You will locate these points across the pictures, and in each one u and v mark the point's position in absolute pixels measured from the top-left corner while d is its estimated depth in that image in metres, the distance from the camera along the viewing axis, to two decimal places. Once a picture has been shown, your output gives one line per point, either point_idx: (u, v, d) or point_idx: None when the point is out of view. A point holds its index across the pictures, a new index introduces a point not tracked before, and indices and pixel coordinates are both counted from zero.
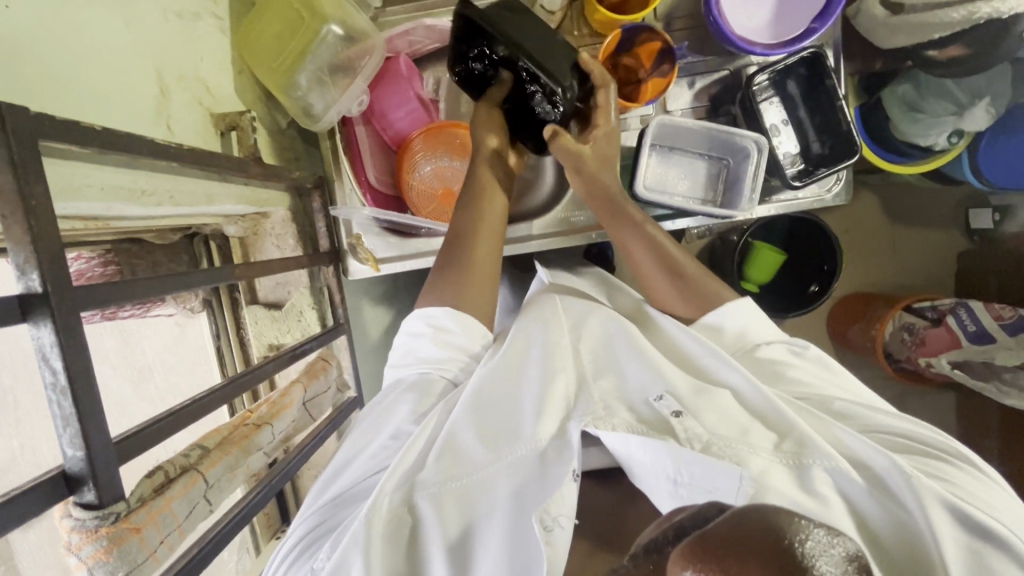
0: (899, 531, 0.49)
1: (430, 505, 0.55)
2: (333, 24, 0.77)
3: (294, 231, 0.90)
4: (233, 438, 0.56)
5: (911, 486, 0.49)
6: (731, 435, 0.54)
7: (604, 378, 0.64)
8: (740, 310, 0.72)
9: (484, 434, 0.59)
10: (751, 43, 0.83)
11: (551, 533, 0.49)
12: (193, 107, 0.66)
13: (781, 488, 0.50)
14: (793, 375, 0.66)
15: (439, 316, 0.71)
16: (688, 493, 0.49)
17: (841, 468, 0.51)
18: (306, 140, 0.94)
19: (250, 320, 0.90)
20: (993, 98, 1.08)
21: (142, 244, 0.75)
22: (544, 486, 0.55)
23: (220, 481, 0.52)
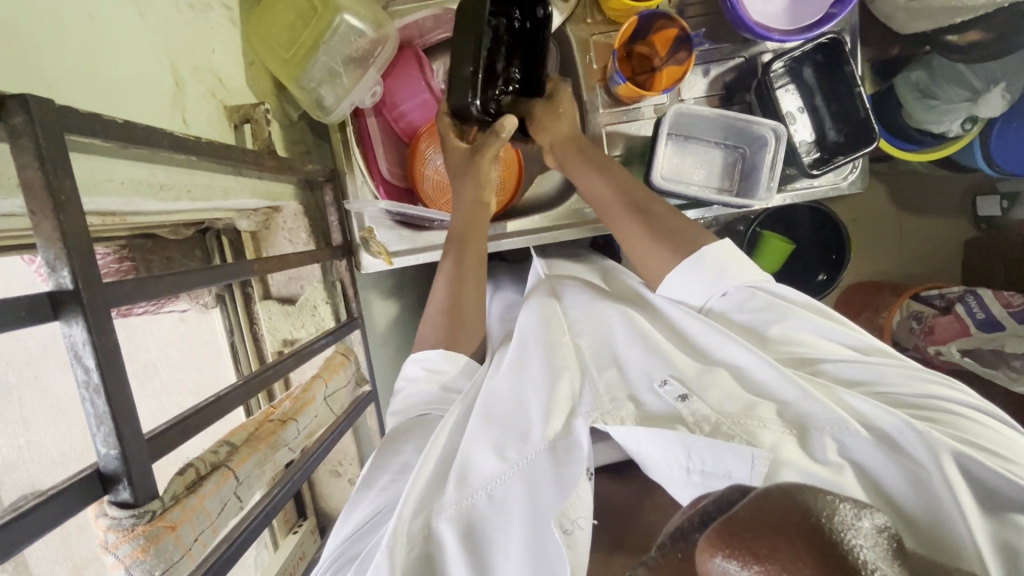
0: (914, 484, 0.51)
1: (449, 528, 0.55)
2: (346, 14, 0.75)
3: (306, 225, 0.89)
4: (260, 433, 0.56)
5: (919, 438, 0.53)
6: (739, 413, 0.58)
7: (608, 369, 0.66)
8: (715, 252, 0.74)
9: (494, 443, 0.59)
10: (768, 29, 0.82)
11: (572, 535, 0.51)
12: (207, 100, 0.65)
13: (795, 457, 0.53)
14: (778, 330, 0.69)
15: (434, 359, 0.74)
16: (702, 480, 0.52)
17: (848, 428, 0.55)
18: (316, 133, 0.93)
19: (264, 315, 0.89)
20: (1008, 84, 1.06)
21: (156, 239, 0.74)
22: (560, 487, 0.55)
23: (251, 476, 0.52)
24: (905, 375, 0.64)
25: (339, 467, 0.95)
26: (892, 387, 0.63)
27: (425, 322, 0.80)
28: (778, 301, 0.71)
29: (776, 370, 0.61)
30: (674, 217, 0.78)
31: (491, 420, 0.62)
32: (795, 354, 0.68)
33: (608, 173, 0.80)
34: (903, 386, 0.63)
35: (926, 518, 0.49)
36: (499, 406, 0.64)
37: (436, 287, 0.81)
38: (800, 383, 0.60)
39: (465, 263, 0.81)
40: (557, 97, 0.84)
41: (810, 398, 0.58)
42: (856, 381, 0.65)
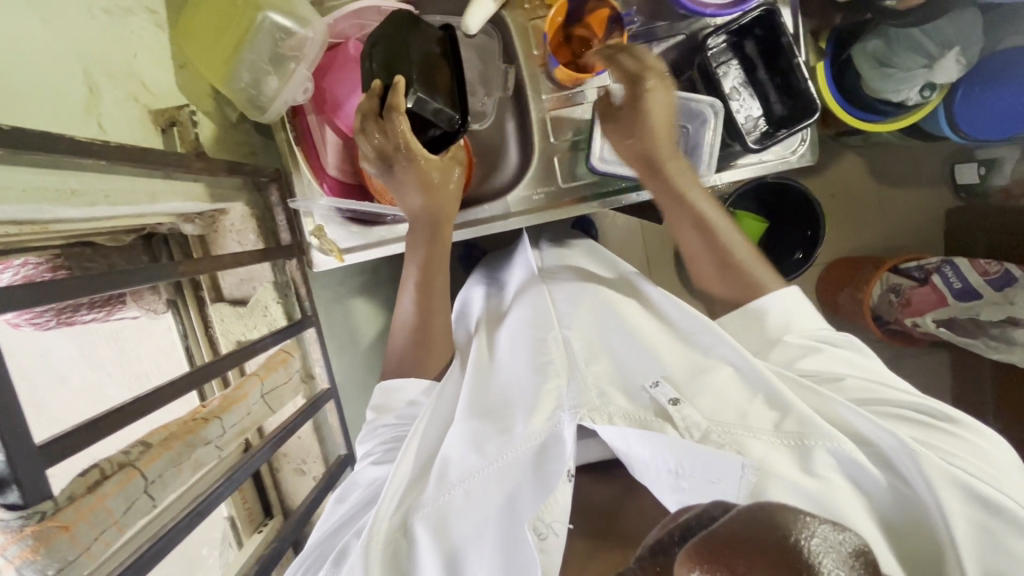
0: (901, 505, 0.56)
1: (426, 531, 0.61)
2: (269, 11, 0.74)
3: (254, 226, 0.89)
4: (178, 432, 0.56)
5: (916, 461, 0.55)
6: (730, 423, 0.61)
7: (597, 363, 0.69)
8: (780, 300, 0.77)
9: (472, 442, 0.65)
10: (702, 5, 0.84)
11: (546, 539, 0.55)
12: (128, 104, 0.65)
13: (781, 470, 0.57)
14: (807, 363, 0.71)
15: (399, 387, 0.80)
16: (690, 486, 0.55)
17: (842, 448, 0.58)
18: (262, 134, 0.93)
19: (216, 318, 0.90)
20: (961, 49, 1.08)
21: (96, 248, 0.75)
22: (541, 491, 0.59)
23: (162, 476, 0.52)
24: (913, 393, 0.66)
25: (303, 465, 0.96)
26: (899, 404, 0.64)
27: (393, 337, 0.85)
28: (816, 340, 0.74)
29: (765, 377, 0.65)
30: (747, 253, 0.82)
31: (476, 415, 0.68)
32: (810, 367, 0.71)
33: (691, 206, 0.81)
34: (911, 400, 0.64)
35: (910, 541, 0.55)
36: (489, 411, 0.69)
37: (403, 302, 0.85)
38: (785, 393, 0.63)
39: (433, 288, 0.84)
40: (644, 111, 0.79)
41: (803, 410, 0.61)
42: (857, 390, 0.67)
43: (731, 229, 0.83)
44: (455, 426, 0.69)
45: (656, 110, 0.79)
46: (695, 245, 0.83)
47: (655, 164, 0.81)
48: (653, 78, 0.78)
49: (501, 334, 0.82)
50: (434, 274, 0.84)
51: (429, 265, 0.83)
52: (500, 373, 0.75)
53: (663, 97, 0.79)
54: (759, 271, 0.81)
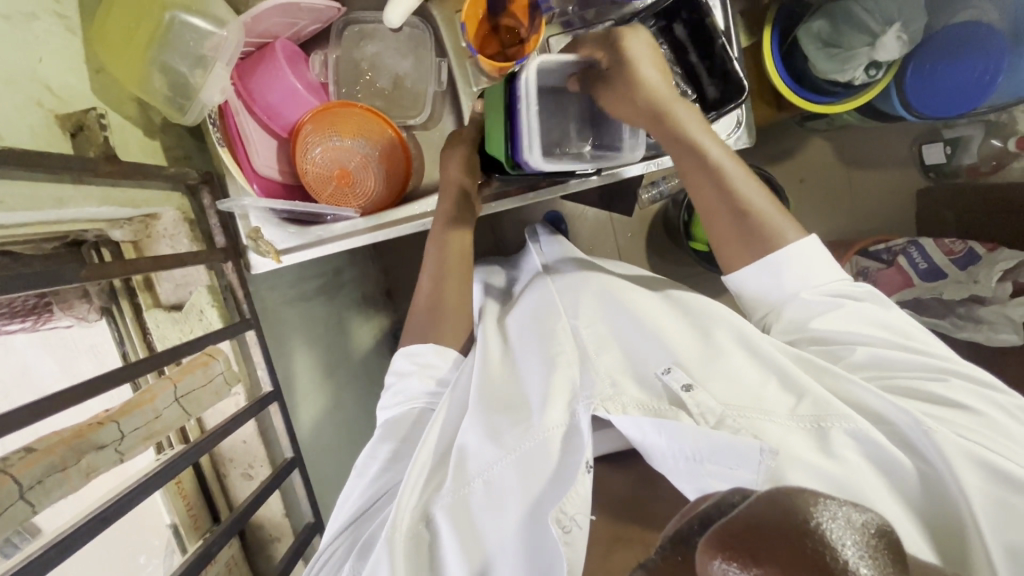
0: (923, 484, 0.55)
1: (444, 518, 0.62)
2: (179, 12, 0.77)
3: (187, 230, 0.87)
4: (66, 435, 0.56)
5: (931, 439, 0.55)
6: (746, 405, 0.60)
7: (606, 353, 0.70)
8: (797, 257, 0.71)
9: (487, 434, 0.66)
10: None
11: (570, 532, 0.55)
12: (30, 109, 0.64)
13: (799, 453, 0.55)
14: (817, 325, 0.70)
15: (423, 353, 0.80)
16: (706, 473, 0.54)
17: (860, 429, 0.57)
18: (196, 138, 0.92)
19: (152, 324, 0.89)
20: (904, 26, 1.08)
21: (14, 256, 0.74)
22: (561, 487, 0.60)
23: (42, 482, 0.52)
24: (926, 359, 0.64)
25: (250, 470, 0.95)
26: (912, 376, 0.63)
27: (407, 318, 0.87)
28: (833, 295, 0.71)
29: (778, 364, 0.65)
30: (757, 200, 0.74)
31: (488, 410, 0.68)
32: (818, 332, 0.70)
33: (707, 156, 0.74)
34: (919, 368, 0.64)
35: (943, 524, 0.53)
36: (505, 403, 0.70)
37: (420, 279, 0.87)
38: (798, 375, 0.63)
39: (446, 250, 0.86)
40: (634, 78, 0.73)
41: (819, 390, 0.60)
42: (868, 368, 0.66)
43: (741, 173, 0.75)
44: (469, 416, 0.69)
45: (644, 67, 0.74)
46: (710, 201, 0.75)
47: (663, 125, 0.74)
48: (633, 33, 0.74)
49: (517, 329, 0.83)
50: (445, 239, 0.87)
51: (441, 234, 0.87)
52: (515, 364, 0.77)
53: (644, 51, 0.75)
54: (779, 225, 0.73)
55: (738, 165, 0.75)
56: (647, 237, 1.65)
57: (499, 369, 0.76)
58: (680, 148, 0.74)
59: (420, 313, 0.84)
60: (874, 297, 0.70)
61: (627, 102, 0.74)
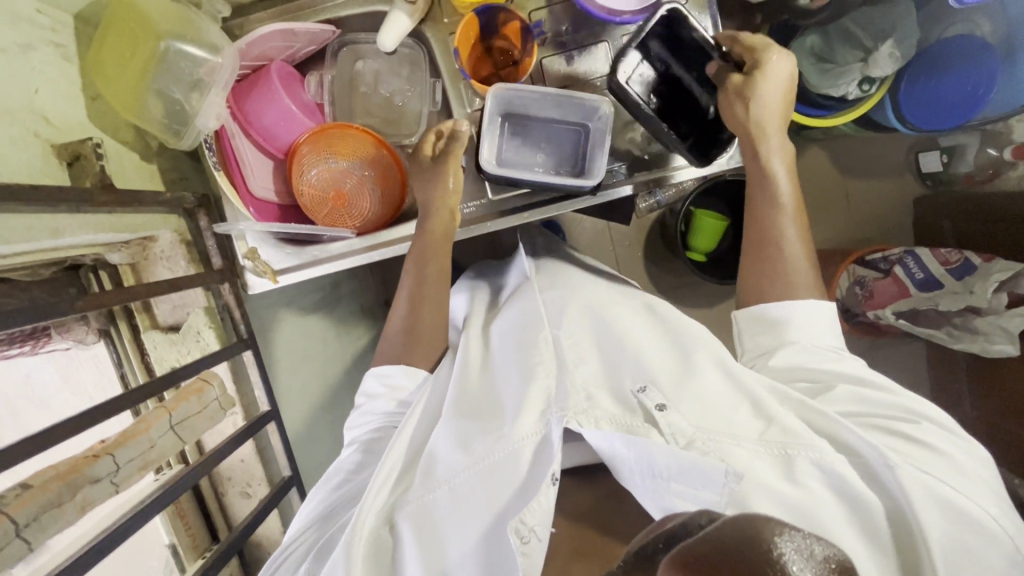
0: (888, 518, 0.56)
1: (406, 524, 0.64)
2: (172, 40, 0.76)
3: (184, 252, 0.89)
4: (60, 471, 0.57)
5: (895, 475, 0.56)
6: (716, 430, 0.61)
7: (584, 365, 0.72)
8: (805, 307, 0.74)
9: (457, 441, 0.69)
10: (613, 12, 0.83)
11: (529, 543, 0.56)
12: (28, 140, 0.65)
13: (763, 480, 0.56)
14: (813, 365, 0.71)
15: (390, 374, 0.82)
16: (673, 493, 0.55)
17: (825, 461, 0.58)
18: (192, 160, 0.93)
19: (150, 345, 0.89)
20: (897, 41, 1.06)
21: (13, 283, 0.74)
22: (524, 495, 0.61)
23: (37, 519, 0.52)
24: (899, 396, 0.65)
25: (248, 488, 0.96)
26: (881, 411, 0.64)
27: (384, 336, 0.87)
28: (829, 349, 0.72)
29: (751, 391, 0.66)
30: (797, 250, 0.78)
31: (461, 416, 0.73)
32: (802, 367, 0.71)
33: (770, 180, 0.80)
34: (891, 407, 0.64)
35: (903, 557, 0.55)
36: (478, 415, 0.73)
37: (398, 300, 0.87)
38: (768, 400, 0.65)
39: (426, 270, 0.85)
40: (752, 97, 0.78)
41: (789, 421, 0.61)
42: (843, 397, 0.66)
43: (795, 226, 0.79)
44: (442, 423, 0.73)
45: (770, 87, 0.78)
46: (758, 234, 0.80)
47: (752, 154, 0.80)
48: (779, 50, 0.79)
49: (494, 342, 0.84)
50: (425, 255, 0.85)
51: (420, 253, 0.86)
52: (496, 381, 0.78)
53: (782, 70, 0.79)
54: (802, 276, 0.76)
55: (788, 195, 0.80)
56: (645, 248, 1.65)
57: (475, 386, 0.79)
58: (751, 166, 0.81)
59: (398, 336, 0.85)
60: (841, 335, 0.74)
61: (730, 106, 0.80)
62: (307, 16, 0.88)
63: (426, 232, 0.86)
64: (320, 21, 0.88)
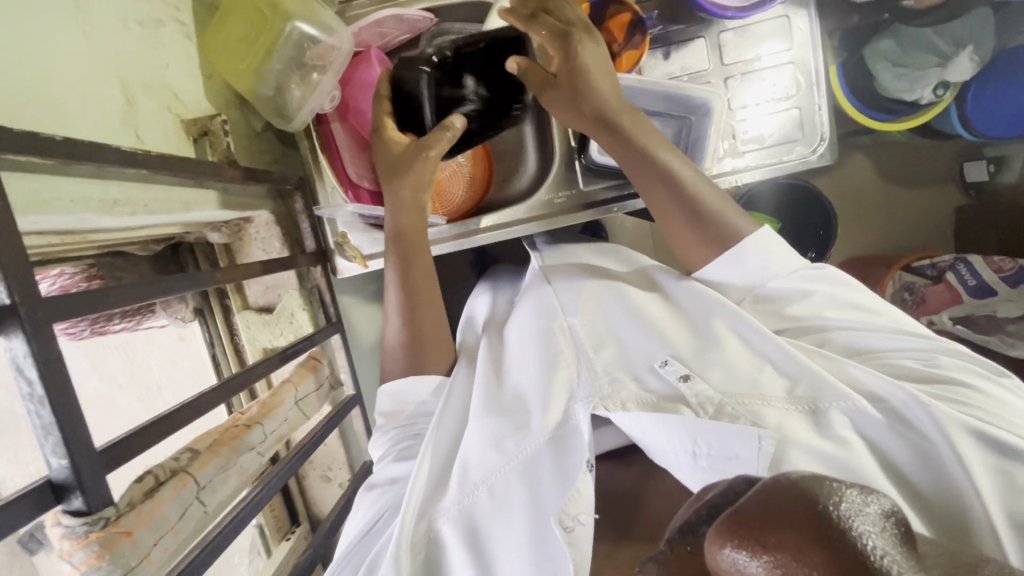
0: (919, 455, 0.50)
1: (451, 528, 0.56)
2: (298, 21, 0.76)
3: (278, 233, 0.89)
4: (222, 438, 0.58)
5: (929, 413, 0.50)
6: (740, 393, 0.56)
7: (606, 348, 0.64)
8: (755, 242, 0.66)
9: (491, 436, 0.59)
10: (723, 7, 0.83)
11: (574, 532, 0.51)
12: (163, 114, 0.67)
13: (801, 436, 0.51)
14: (797, 310, 0.66)
15: (400, 385, 0.70)
16: (708, 463, 0.51)
17: (856, 407, 0.53)
18: (285, 142, 0.94)
19: (242, 325, 0.92)
20: (975, 46, 1.04)
21: (127, 257, 0.75)
22: (561, 486, 0.55)
23: (212, 480, 0.54)
24: (911, 342, 0.61)
25: (329, 473, 0.97)
26: (901, 357, 0.60)
27: (386, 352, 0.75)
28: (803, 282, 0.67)
29: (780, 349, 0.59)
30: (722, 203, 0.69)
31: (490, 412, 0.62)
32: (797, 326, 0.66)
33: (659, 159, 0.70)
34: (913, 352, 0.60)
35: (939, 494, 0.48)
36: (503, 404, 0.63)
37: (388, 315, 0.76)
38: (806, 360, 0.58)
39: (409, 271, 0.75)
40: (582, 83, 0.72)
41: (816, 371, 0.56)
42: (861, 350, 0.62)
43: (707, 182, 0.71)
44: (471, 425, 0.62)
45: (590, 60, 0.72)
46: (664, 200, 0.69)
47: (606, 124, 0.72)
48: (580, 33, 0.73)
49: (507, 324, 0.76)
50: (409, 248, 0.75)
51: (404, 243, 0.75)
52: (501, 365, 0.69)
53: (597, 53, 0.73)
54: (736, 224, 0.68)
55: (688, 165, 0.71)
56: None
57: (494, 366, 0.69)
58: (624, 150, 0.71)
59: (397, 353, 0.73)
60: (835, 278, 0.67)
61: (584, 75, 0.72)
62: (408, 3, 0.88)
63: (395, 236, 0.76)
64: (420, 8, 0.88)
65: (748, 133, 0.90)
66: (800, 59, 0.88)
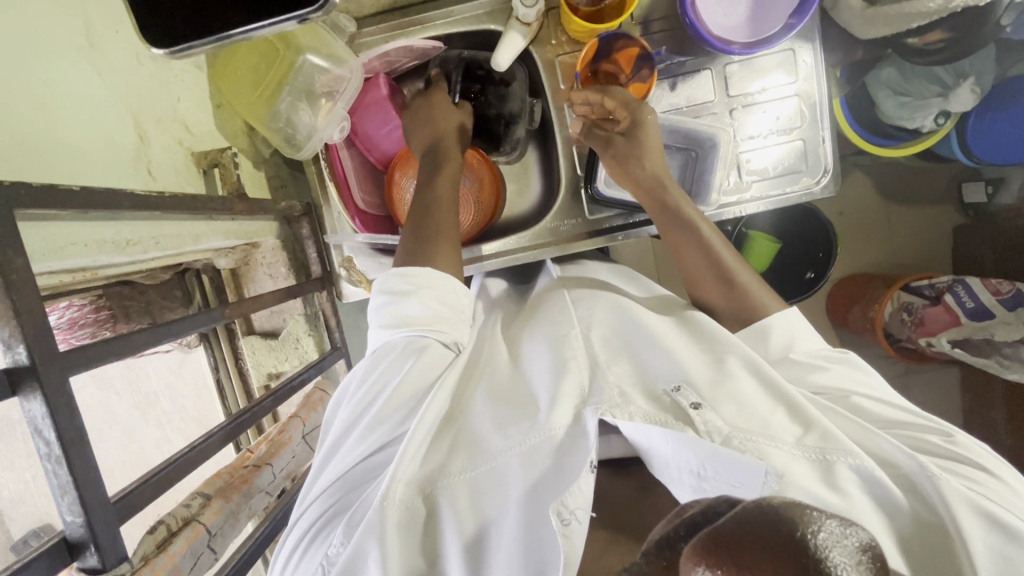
0: (918, 526, 0.48)
1: (451, 504, 0.53)
2: (309, 54, 0.76)
3: (285, 258, 0.89)
4: (234, 483, 0.61)
5: (936, 487, 0.49)
6: (751, 429, 0.53)
7: (619, 365, 0.62)
8: (778, 321, 0.68)
9: (497, 426, 0.58)
10: (728, 43, 0.84)
11: (569, 526, 0.47)
12: (174, 148, 0.67)
13: (802, 482, 0.49)
14: (818, 380, 0.63)
15: (421, 276, 0.67)
16: (711, 488, 0.48)
17: (866, 466, 0.50)
18: (292, 166, 0.94)
19: (247, 350, 0.94)
20: (977, 78, 1.03)
21: (134, 286, 0.76)
22: (561, 478, 0.51)
23: (223, 529, 0.55)
24: (916, 413, 0.60)
25: None
26: (916, 427, 0.58)
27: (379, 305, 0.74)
28: (815, 358, 0.66)
29: (787, 390, 0.58)
30: (744, 272, 0.73)
31: (497, 404, 0.61)
32: (817, 387, 0.62)
33: (699, 227, 0.74)
34: (930, 425, 0.57)
35: (932, 559, 0.47)
36: (512, 401, 0.62)
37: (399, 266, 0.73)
38: (810, 408, 0.56)
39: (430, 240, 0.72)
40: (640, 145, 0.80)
41: (828, 422, 0.53)
42: (871, 415, 0.59)
43: (732, 252, 0.74)
44: (477, 409, 0.61)
45: (650, 133, 0.80)
46: (699, 268, 0.74)
47: (656, 190, 0.78)
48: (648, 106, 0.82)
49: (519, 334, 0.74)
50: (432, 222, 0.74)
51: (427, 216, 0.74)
52: (512, 375, 0.66)
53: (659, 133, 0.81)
54: (762, 296, 0.71)
55: (726, 245, 0.74)
56: None
57: (507, 371, 0.68)
58: (666, 216, 0.77)
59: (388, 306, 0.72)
60: (853, 363, 0.65)
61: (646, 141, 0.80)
62: (418, 32, 0.88)
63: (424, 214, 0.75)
64: (430, 38, 0.88)
65: (753, 164, 0.91)
66: (805, 92, 0.89)
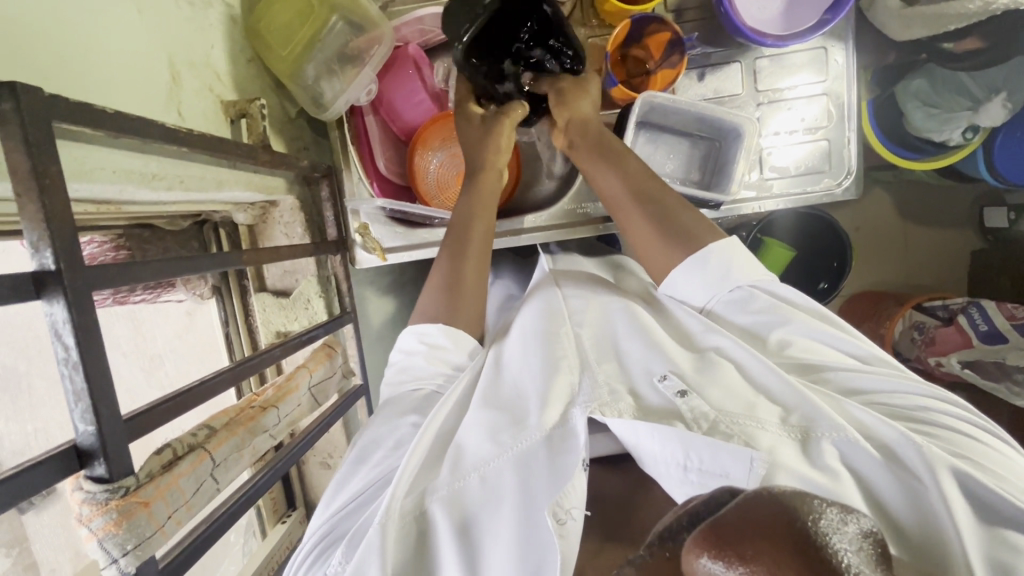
0: (906, 497, 0.47)
1: (442, 510, 0.52)
2: (342, 14, 0.78)
3: (302, 220, 0.89)
4: (240, 419, 0.61)
5: (919, 453, 0.48)
6: (739, 413, 0.53)
7: (608, 362, 0.62)
8: (719, 249, 0.66)
9: (488, 429, 0.57)
10: (762, 34, 0.82)
11: (566, 526, 0.47)
12: (204, 94, 0.68)
13: (791, 461, 0.49)
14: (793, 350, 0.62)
15: (435, 333, 0.67)
16: (699, 479, 0.48)
17: (848, 438, 0.50)
18: (316, 131, 0.96)
19: (258, 307, 0.95)
20: (1010, 94, 0.95)
21: (154, 231, 0.77)
22: (555, 479, 0.52)
23: (226, 459, 0.57)
24: (901, 382, 0.58)
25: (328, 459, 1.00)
26: (894, 400, 0.56)
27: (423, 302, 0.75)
28: (776, 310, 0.64)
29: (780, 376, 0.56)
30: (680, 205, 0.70)
31: (488, 405, 0.60)
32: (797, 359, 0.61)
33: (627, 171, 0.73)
34: (914, 395, 0.56)
35: (920, 536, 0.45)
36: (502, 402, 0.60)
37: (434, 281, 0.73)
38: (804, 389, 0.54)
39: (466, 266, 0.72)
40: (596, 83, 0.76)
41: (813, 400, 0.53)
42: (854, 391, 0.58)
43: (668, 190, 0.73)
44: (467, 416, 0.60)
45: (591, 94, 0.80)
46: (629, 205, 0.72)
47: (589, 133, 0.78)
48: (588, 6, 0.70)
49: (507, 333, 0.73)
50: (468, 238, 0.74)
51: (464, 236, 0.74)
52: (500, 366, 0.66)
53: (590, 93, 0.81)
54: (702, 229, 0.69)
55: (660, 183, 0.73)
56: None
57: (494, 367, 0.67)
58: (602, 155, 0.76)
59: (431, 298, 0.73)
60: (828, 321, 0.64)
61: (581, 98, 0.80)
62: None
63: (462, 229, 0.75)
64: None
65: (776, 160, 0.90)
66: (834, 92, 0.89)
